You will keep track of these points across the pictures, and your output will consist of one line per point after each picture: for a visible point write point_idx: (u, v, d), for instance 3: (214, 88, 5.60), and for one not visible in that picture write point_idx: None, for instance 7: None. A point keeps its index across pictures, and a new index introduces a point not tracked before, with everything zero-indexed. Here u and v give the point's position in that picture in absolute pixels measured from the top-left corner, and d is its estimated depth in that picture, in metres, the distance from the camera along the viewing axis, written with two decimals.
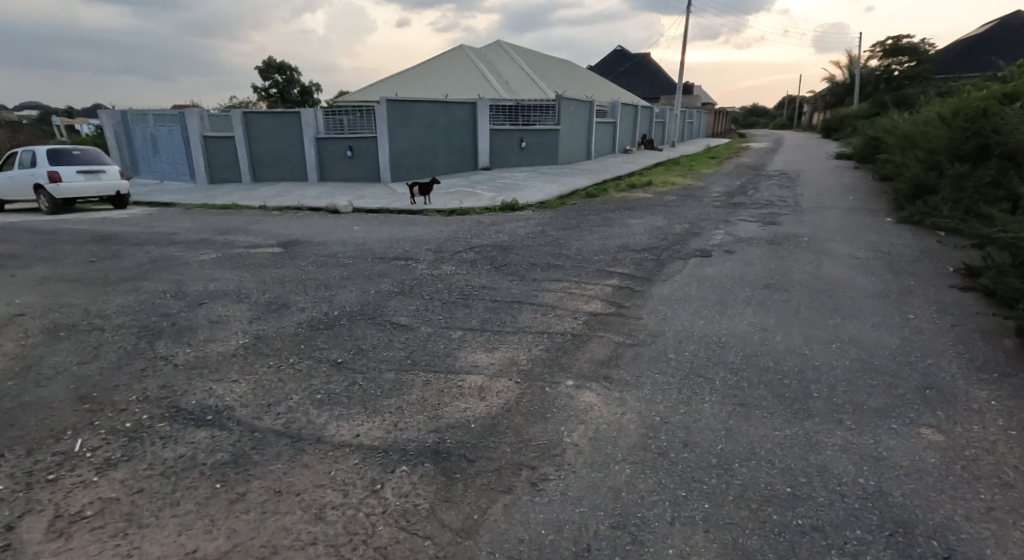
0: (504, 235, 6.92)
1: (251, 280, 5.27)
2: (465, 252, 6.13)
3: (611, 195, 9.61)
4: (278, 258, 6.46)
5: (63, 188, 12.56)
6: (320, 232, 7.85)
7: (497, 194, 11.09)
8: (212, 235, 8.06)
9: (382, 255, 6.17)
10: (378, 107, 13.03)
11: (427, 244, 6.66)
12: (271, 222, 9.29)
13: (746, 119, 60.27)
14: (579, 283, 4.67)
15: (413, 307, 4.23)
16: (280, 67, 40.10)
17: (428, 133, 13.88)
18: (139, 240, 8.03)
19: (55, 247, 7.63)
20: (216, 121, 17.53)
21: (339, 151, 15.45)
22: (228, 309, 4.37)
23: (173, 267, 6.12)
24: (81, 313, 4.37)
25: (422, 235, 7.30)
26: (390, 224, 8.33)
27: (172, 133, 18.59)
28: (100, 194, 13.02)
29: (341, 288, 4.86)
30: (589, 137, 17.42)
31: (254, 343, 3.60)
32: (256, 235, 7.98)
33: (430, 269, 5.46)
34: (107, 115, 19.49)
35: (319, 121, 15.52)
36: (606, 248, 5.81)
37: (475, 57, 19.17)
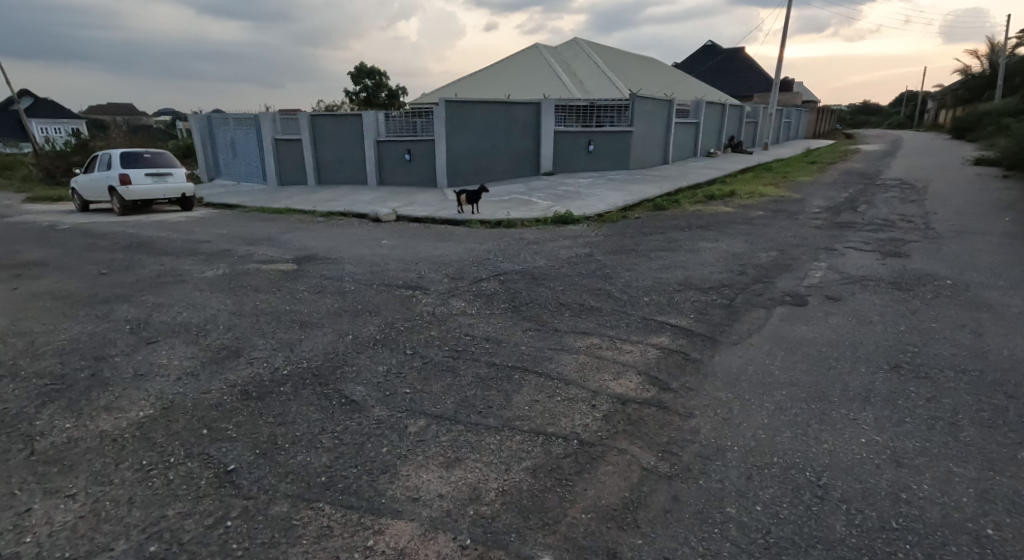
0: (541, 258, 5.78)
1: (229, 312, 4.54)
2: (486, 281, 5.05)
3: (683, 208, 8.10)
4: (283, 278, 5.78)
5: (132, 190, 13.01)
6: (342, 247, 7.13)
7: (553, 203, 9.91)
8: (238, 247, 7.65)
9: (390, 280, 5.23)
10: (435, 109, 12.30)
11: (448, 267, 5.65)
12: (305, 232, 8.81)
13: (855, 118, 54.44)
14: (613, 339, 3.41)
15: (383, 369, 3.17)
16: (371, 72, 41.39)
17: (486, 136, 12.95)
18: (168, 251, 7.78)
19: (89, 259, 7.55)
20: (286, 123, 17.71)
21: (398, 155, 14.93)
22: (170, 354, 3.59)
23: (170, 287, 5.63)
24: (23, 350, 3.85)
25: (449, 253, 6.32)
26: (422, 238, 7.47)
27: (248, 136, 19.11)
28: (165, 197, 13.49)
29: (316, 329, 3.93)
30: (668, 139, 15.72)
31: (153, 419, 2.72)
32: (280, 248, 7.42)
33: (437, 304, 4.42)
34: (195, 119, 20.54)
35: (380, 123, 15.10)
36: (660, 282, 4.49)
37: (547, 55, 18.00)
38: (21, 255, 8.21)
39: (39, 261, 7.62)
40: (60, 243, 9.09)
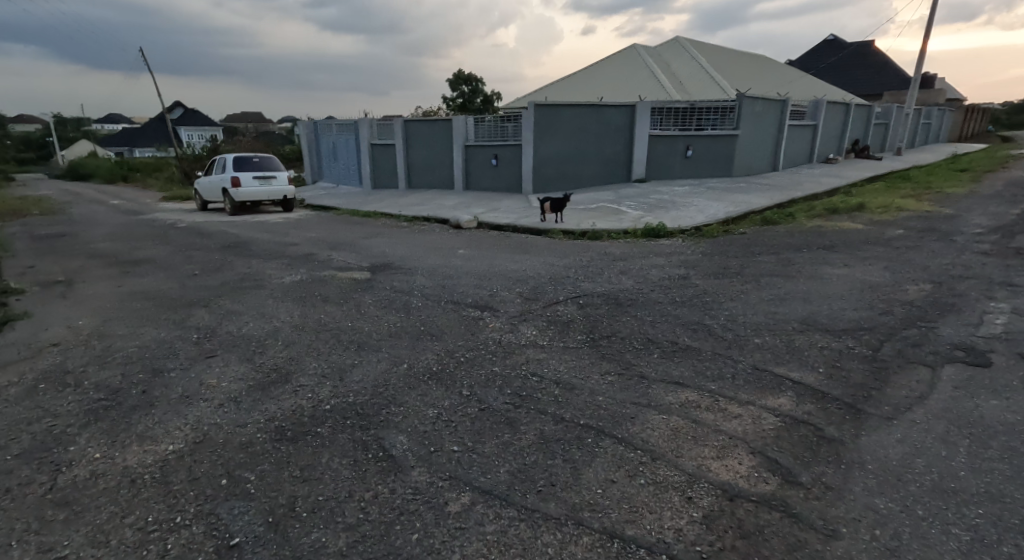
0: (627, 278, 5.11)
1: (292, 325, 4.37)
2: (563, 303, 4.49)
3: (799, 223, 7.01)
4: (353, 288, 5.61)
5: (240, 192, 13.90)
6: (418, 255, 6.93)
7: (644, 213, 9.12)
8: (320, 252, 7.71)
9: (459, 297, 4.82)
10: (524, 113, 11.93)
11: (523, 284, 5.14)
12: (386, 237, 8.77)
13: (1010, 119, 47.14)
14: (716, 395, 2.70)
15: (432, 415, 2.71)
16: (468, 79, 42.32)
17: (576, 140, 12.35)
18: (259, 253, 8.03)
19: (191, 259, 7.99)
20: (382, 129, 18.24)
21: (485, 159, 14.74)
22: (220, 374, 3.39)
23: (247, 291, 5.65)
24: (96, 358, 3.88)
25: (526, 267, 5.84)
26: (500, 249, 7.08)
27: (348, 141, 19.97)
28: (270, 199, 14.29)
29: (371, 354, 3.58)
30: (779, 143, 14.17)
31: (178, 457, 2.45)
32: (358, 255, 7.37)
33: (505, 330, 3.92)
34: (303, 125, 21.87)
35: (469, 128, 15.03)
36: (774, 317, 3.67)
37: (646, 55, 17.02)
38: (135, 252, 8.86)
39: (148, 259, 8.15)
40: (171, 241, 9.76)
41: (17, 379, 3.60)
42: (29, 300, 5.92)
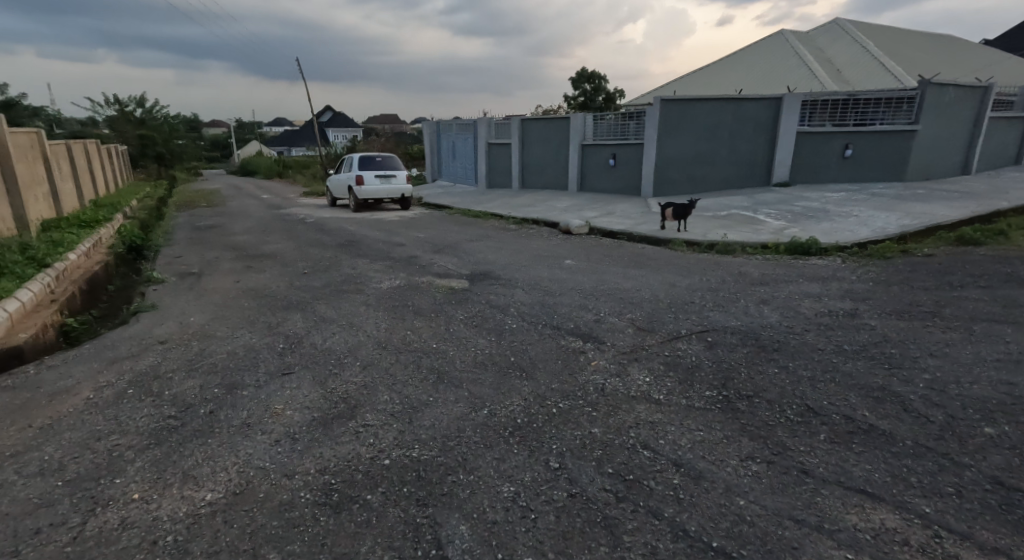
0: (770, 311, 4.11)
1: (378, 340, 4.02)
2: (685, 340, 3.66)
3: (1012, 245, 5.36)
4: (449, 299, 5.21)
5: (363, 190, 14.47)
6: (521, 264, 6.41)
7: (787, 223, 7.76)
8: (424, 255, 7.52)
9: (560, 322, 4.18)
10: (649, 109, 10.96)
11: (637, 309, 4.37)
12: (492, 242, 8.39)
13: None
14: (933, 529, 1.77)
15: (508, 496, 2.10)
16: (591, 77, 41.43)
17: (707, 139, 11.09)
18: (368, 252, 8.05)
19: (307, 255, 8.23)
20: (500, 128, 18.13)
21: (602, 159, 13.90)
22: (288, 399, 3.06)
23: (345, 296, 5.49)
24: (187, 362, 3.79)
25: (641, 287, 5.04)
26: (612, 261, 6.31)
27: (466, 141, 20.18)
28: (389, 197, 14.71)
29: (450, 391, 3.06)
30: (969, 141, 11.58)
31: (211, 513, 2.09)
32: (462, 260, 7.04)
33: (611, 375, 3.21)
34: (427, 125, 22.57)
35: (588, 126, 14.28)
36: (1007, 394, 2.57)
37: (794, 41, 14.97)
38: (263, 245, 9.36)
39: (271, 254, 8.53)
40: (296, 236, 10.24)
41: (113, 379, 3.57)
42: (161, 290, 6.28)
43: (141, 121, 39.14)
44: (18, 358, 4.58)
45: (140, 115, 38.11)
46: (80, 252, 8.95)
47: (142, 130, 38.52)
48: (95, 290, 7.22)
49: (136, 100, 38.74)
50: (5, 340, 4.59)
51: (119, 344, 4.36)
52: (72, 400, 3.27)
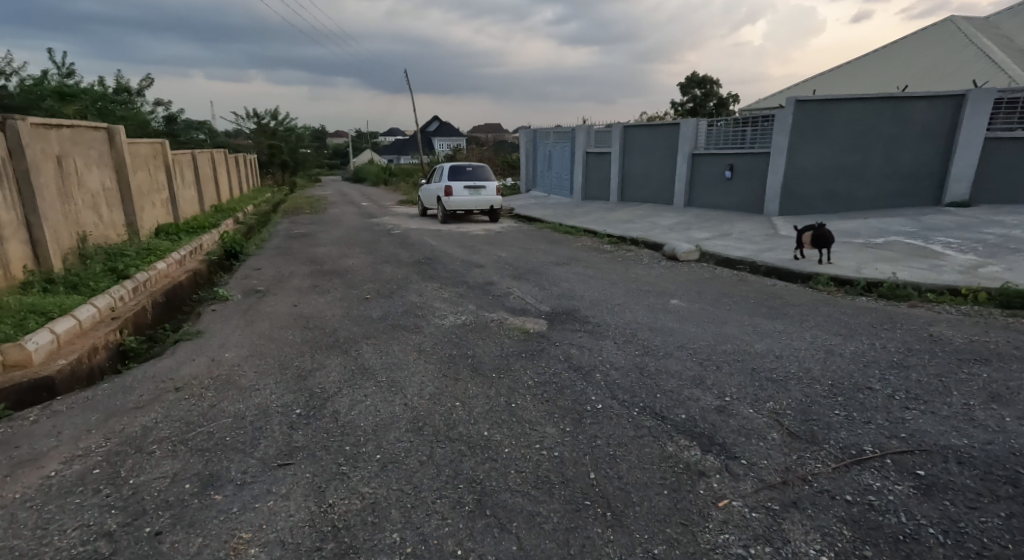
0: (1010, 418, 2.60)
1: (418, 414, 3.08)
2: (872, 470, 2.31)
3: None
4: (520, 349, 4.18)
5: (451, 201, 13.92)
6: (614, 304, 5.22)
7: (980, 259, 5.83)
8: (503, 281, 6.57)
9: (665, 410, 2.97)
10: (781, 112, 9.46)
11: (782, 396, 3.02)
12: (582, 268, 7.26)
13: None
14: None
15: None
16: (701, 81, 38.89)
17: (855, 147, 9.24)
18: (443, 273, 7.26)
19: (381, 273, 7.62)
20: (600, 136, 16.90)
21: (715, 171, 12.20)
22: (265, 521, 2.16)
23: (400, 334, 4.64)
24: (184, 427, 3.03)
25: (781, 352, 3.67)
26: (732, 306, 4.93)
27: (563, 149, 19.15)
28: (477, 208, 14.04)
29: (490, 539, 2.01)
30: None
31: None
32: (545, 290, 6.00)
33: (753, 537, 1.97)
34: (524, 133, 21.87)
35: (700, 133, 12.65)
36: None
37: (969, 28, 12.23)
38: (341, 259, 8.94)
39: (346, 270, 8.03)
40: (377, 249, 9.77)
41: (94, 445, 2.88)
42: (219, 309, 5.81)
43: (272, 131, 42.80)
44: (49, 391, 4.15)
45: (270, 125, 41.69)
46: (175, 260, 9.00)
47: (272, 140, 42.06)
48: (171, 303, 7.00)
49: (267, 113, 42.40)
50: (39, 370, 4.19)
51: (137, 385, 3.75)
52: (26, 479, 2.58)
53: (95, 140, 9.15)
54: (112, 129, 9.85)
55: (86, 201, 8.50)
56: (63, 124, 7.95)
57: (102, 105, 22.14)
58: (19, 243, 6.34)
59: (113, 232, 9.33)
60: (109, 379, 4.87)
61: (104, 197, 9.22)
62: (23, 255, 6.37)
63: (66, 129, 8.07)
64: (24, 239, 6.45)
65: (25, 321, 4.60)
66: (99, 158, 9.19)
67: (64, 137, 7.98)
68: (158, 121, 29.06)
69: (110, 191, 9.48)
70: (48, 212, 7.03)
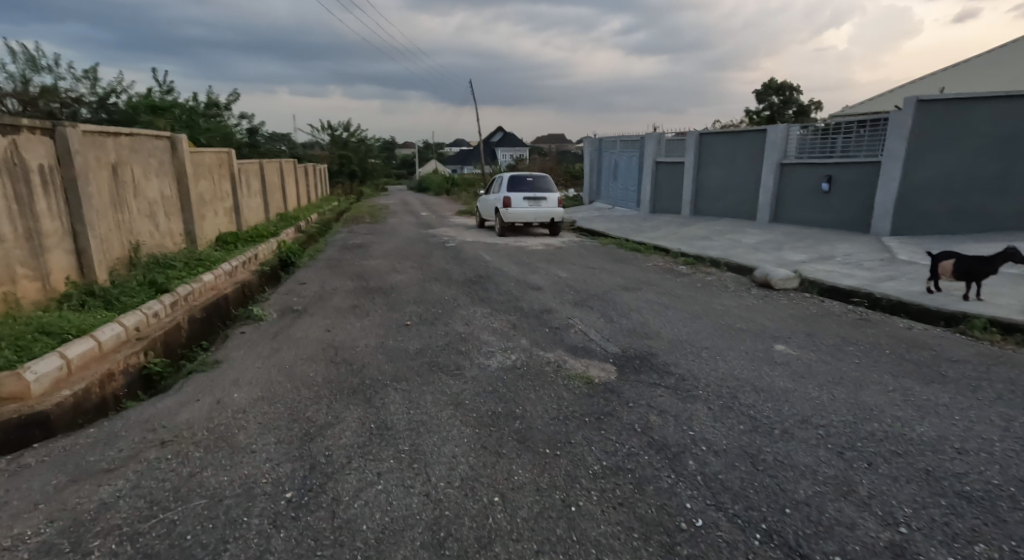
0: None
1: (446, 515, 2.27)
2: None
3: None
4: (582, 409, 3.29)
5: (510, 213, 13.18)
6: (700, 348, 4.23)
7: None
8: (562, 309, 5.72)
9: (805, 544, 2.00)
10: (897, 114, 8.01)
11: (992, 536, 1.98)
12: (655, 294, 6.27)
13: None
14: None
15: None
16: (780, 87, 36.62)
17: (993, 155, 7.72)
18: (496, 296, 6.49)
19: (429, 293, 6.96)
20: (672, 145, 15.81)
21: (808, 183, 10.77)
22: None
23: (438, 377, 3.88)
24: (144, 510, 2.35)
25: (956, 446, 2.60)
26: (859, 360, 3.82)
27: (631, 159, 18.05)
28: (537, 220, 13.20)
29: None
30: None
31: None
32: (613, 324, 5.08)
33: None
34: (589, 142, 20.91)
35: (791, 141, 11.26)
36: None
37: None
38: (390, 274, 8.37)
39: (393, 288, 7.43)
40: (429, 264, 9.16)
41: (29, 532, 2.23)
42: (249, 333, 5.27)
43: (344, 142, 44.23)
44: (45, 428, 3.67)
45: (343, 136, 43.19)
46: (226, 270, 8.71)
47: (343, 150, 43.46)
48: (211, 317, 6.61)
49: (340, 124, 43.87)
50: (37, 403, 3.72)
51: (122, 433, 3.14)
52: None
53: (156, 148, 8.96)
54: (175, 138, 9.63)
55: (143, 210, 8.30)
56: (122, 132, 7.74)
57: (190, 116, 23.39)
58: (64, 253, 6.06)
59: (170, 241, 9.16)
60: (123, 410, 4.40)
61: (163, 206, 9.06)
62: (67, 266, 6.08)
63: (125, 137, 7.87)
64: (69, 248, 6.17)
65: (35, 345, 4.17)
66: (160, 167, 9.02)
67: (122, 145, 7.77)
68: (240, 132, 30.58)
69: (170, 199, 9.32)
70: (97, 221, 6.75)
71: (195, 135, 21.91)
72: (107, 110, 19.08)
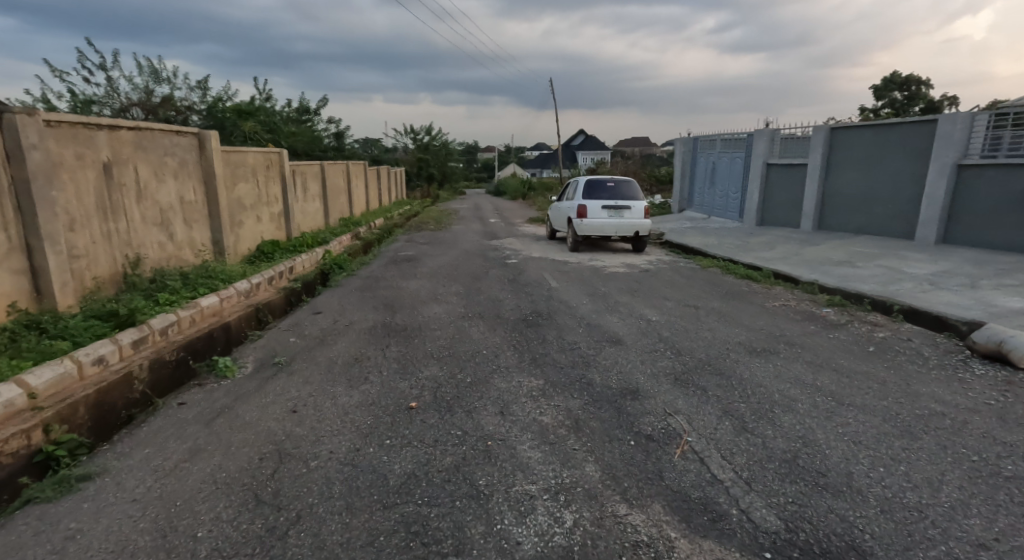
0: None
1: None
2: None
3: None
4: None
5: (585, 224, 11.07)
6: (964, 547, 2.02)
7: None
8: (656, 396, 3.64)
9: None
10: None
11: None
12: (804, 369, 4.02)
13: None
14: None
15: None
16: (904, 82, 31.81)
17: None
18: (558, 354, 4.54)
19: (469, 340, 5.13)
20: (790, 144, 13.17)
21: (1004, 192, 7.86)
22: None
23: None
24: None
25: None
26: None
27: (733, 161, 15.36)
28: (617, 233, 10.99)
29: None
30: None
31: None
32: (750, 438, 2.98)
33: None
34: (681, 142, 18.40)
35: (976, 136, 8.37)
36: None
37: None
38: (428, 304, 6.64)
39: (426, 326, 5.68)
40: (480, 290, 7.35)
41: None
42: (190, 405, 3.64)
43: (425, 146, 44.09)
44: None
45: (424, 140, 43.09)
46: (241, 289, 7.35)
47: (423, 154, 43.29)
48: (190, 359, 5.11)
49: (421, 128, 43.72)
50: None
51: None
52: None
53: (177, 145, 7.73)
54: (203, 134, 8.38)
55: (151, 217, 7.05)
56: (123, 125, 6.47)
57: (275, 119, 23.54)
58: (10, 273, 4.72)
59: (189, 252, 7.94)
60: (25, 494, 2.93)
61: (182, 211, 7.83)
62: (13, 290, 4.74)
63: (127, 131, 6.59)
64: (19, 267, 4.84)
65: None
66: (180, 167, 7.79)
67: (123, 140, 6.49)
68: (327, 136, 30.87)
69: (192, 204, 8.10)
70: (67, 233, 5.43)
71: (277, 137, 21.89)
72: (201, 114, 19.43)
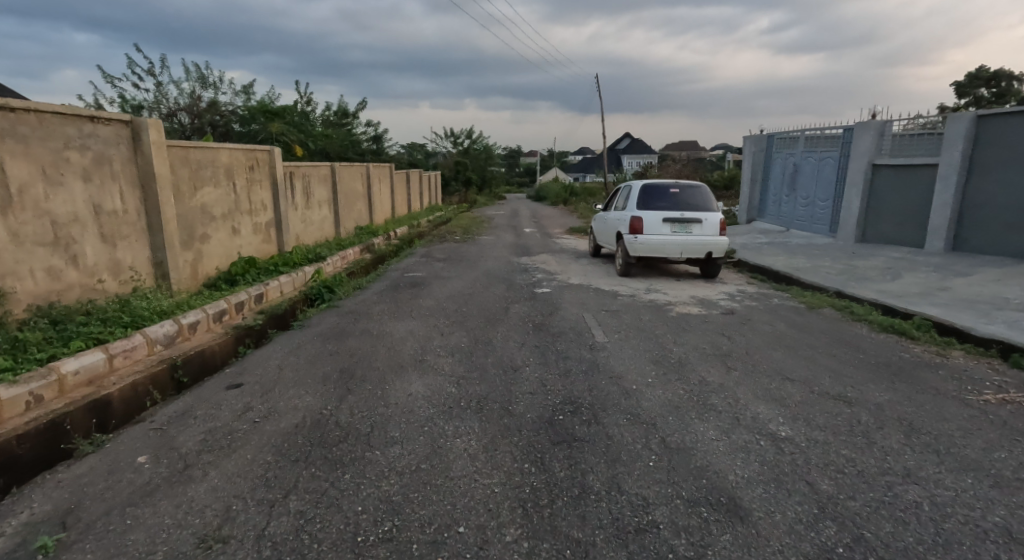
0: None
1: None
2: None
3: None
4: None
5: (639, 241, 8.56)
6: None
7: None
8: None
9: None
10: None
11: None
12: None
13: None
14: None
15: None
16: (993, 76, 27.57)
17: None
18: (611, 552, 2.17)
19: (445, 476, 2.78)
20: (909, 139, 10.21)
21: None
22: None
23: None
24: None
25: None
26: None
27: (823, 162, 12.44)
28: (682, 254, 8.42)
29: None
30: None
31: None
32: None
33: None
34: (752, 140, 15.53)
35: None
36: None
37: None
38: (406, 373, 4.33)
39: (383, 427, 3.38)
40: (492, 343, 5.02)
41: None
42: None
43: (465, 150, 42.47)
44: None
45: (463, 144, 41.45)
46: (157, 337, 5.23)
47: (461, 158, 41.63)
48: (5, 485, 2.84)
49: (462, 130, 42.05)
50: None
51: None
52: None
53: (91, 135, 5.72)
54: (138, 123, 6.38)
55: (35, 233, 5.02)
56: None
57: (304, 120, 22.19)
58: None
59: (109, 279, 5.91)
60: None
61: (98, 224, 5.80)
62: None
63: None
64: None
65: None
66: (95, 165, 5.76)
67: None
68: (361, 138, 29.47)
69: (117, 215, 6.08)
70: None
71: (304, 138, 20.40)
72: (227, 114, 18.16)
